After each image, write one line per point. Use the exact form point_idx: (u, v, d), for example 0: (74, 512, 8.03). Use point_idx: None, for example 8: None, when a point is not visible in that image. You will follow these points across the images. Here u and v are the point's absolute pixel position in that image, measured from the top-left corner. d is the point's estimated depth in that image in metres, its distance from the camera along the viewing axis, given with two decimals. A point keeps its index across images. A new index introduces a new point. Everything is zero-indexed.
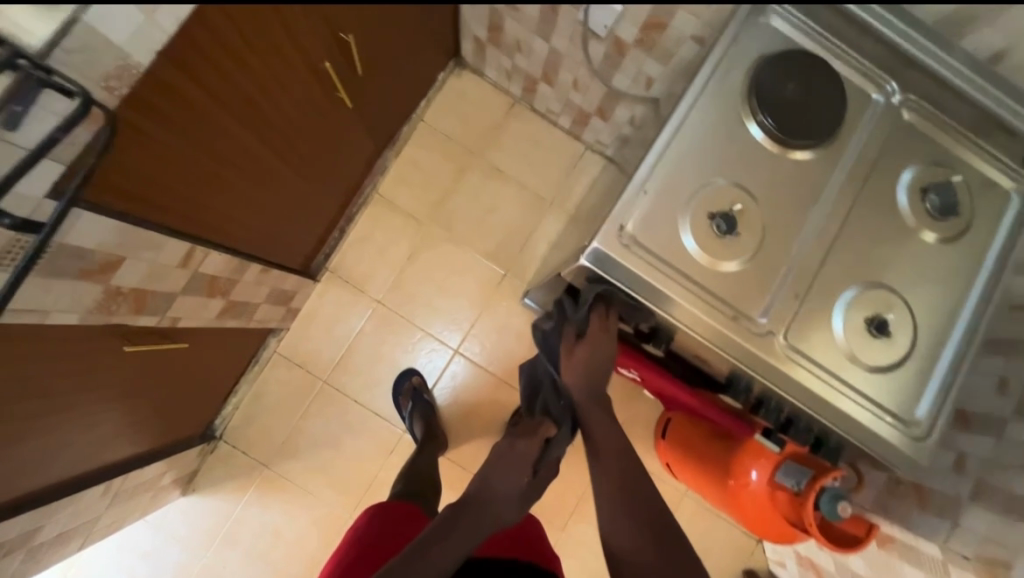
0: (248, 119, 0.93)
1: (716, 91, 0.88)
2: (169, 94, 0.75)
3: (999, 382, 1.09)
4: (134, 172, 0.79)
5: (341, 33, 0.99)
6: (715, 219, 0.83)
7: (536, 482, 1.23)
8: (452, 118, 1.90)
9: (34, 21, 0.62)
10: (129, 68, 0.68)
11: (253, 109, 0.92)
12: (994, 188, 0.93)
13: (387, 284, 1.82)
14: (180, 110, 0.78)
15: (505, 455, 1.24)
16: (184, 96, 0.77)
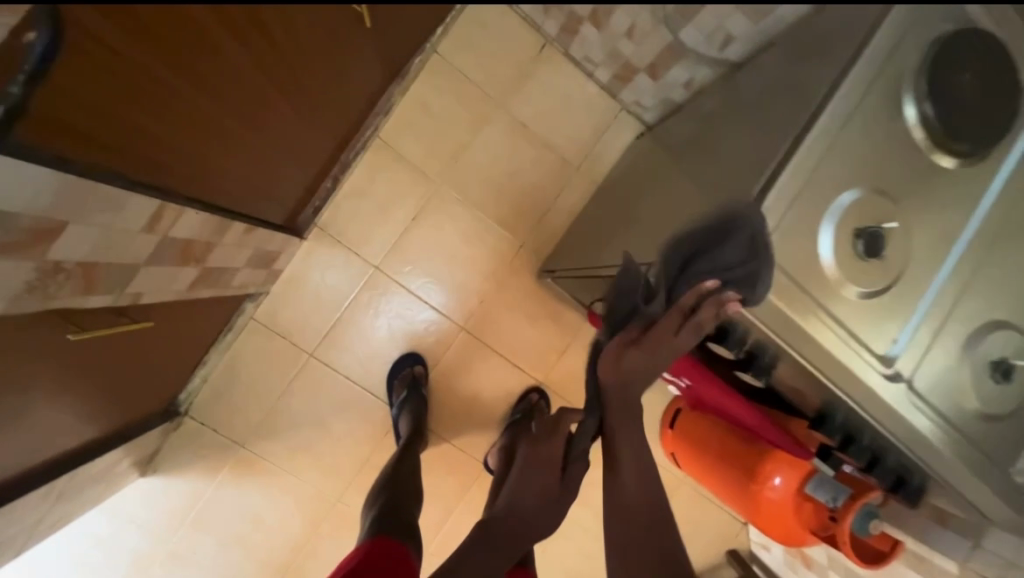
0: (276, 59, 0.67)
1: (880, 72, 0.69)
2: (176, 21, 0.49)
3: None
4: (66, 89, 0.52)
5: None
6: (860, 237, 0.69)
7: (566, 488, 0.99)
8: (471, 55, 1.59)
9: None
10: None
11: (289, 51, 0.66)
12: None
13: (386, 248, 1.58)
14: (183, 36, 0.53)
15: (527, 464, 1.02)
16: (197, 25, 0.51)
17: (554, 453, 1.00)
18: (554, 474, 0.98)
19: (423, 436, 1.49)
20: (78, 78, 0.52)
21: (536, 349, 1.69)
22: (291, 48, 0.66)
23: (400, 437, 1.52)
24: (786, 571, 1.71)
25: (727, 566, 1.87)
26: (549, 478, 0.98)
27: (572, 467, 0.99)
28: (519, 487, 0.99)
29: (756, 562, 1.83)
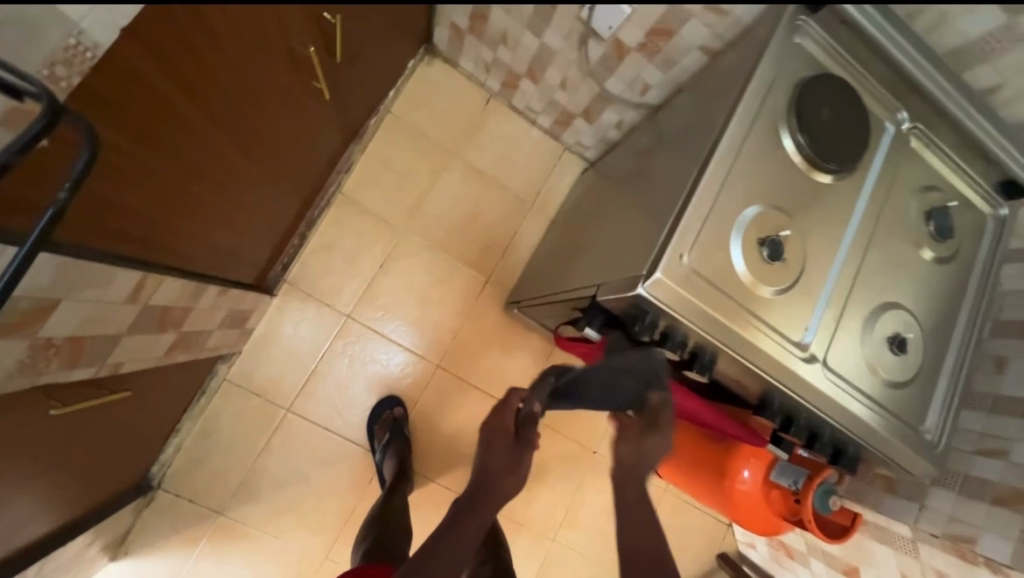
0: (223, 115, 0.78)
1: (760, 108, 0.85)
2: (135, 91, 0.61)
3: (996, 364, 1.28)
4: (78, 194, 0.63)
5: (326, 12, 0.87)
6: (764, 245, 0.82)
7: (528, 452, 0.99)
8: (423, 112, 1.73)
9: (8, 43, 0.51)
10: (82, 49, 0.53)
11: (228, 100, 0.77)
12: (973, 210, 1.01)
13: (357, 296, 1.63)
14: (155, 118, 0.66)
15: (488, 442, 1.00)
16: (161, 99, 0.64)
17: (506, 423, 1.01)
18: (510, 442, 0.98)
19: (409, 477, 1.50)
20: (104, 177, 0.64)
21: (512, 378, 1.75)
22: (230, 98, 0.78)
23: (385, 481, 1.52)
24: (772, 566, 1.78)
25: (719, 571, 1.91)
26: (504, 448, 0.98)
27: (527, 430, 1.01)
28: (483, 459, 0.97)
29: (745, 562, 1.89)
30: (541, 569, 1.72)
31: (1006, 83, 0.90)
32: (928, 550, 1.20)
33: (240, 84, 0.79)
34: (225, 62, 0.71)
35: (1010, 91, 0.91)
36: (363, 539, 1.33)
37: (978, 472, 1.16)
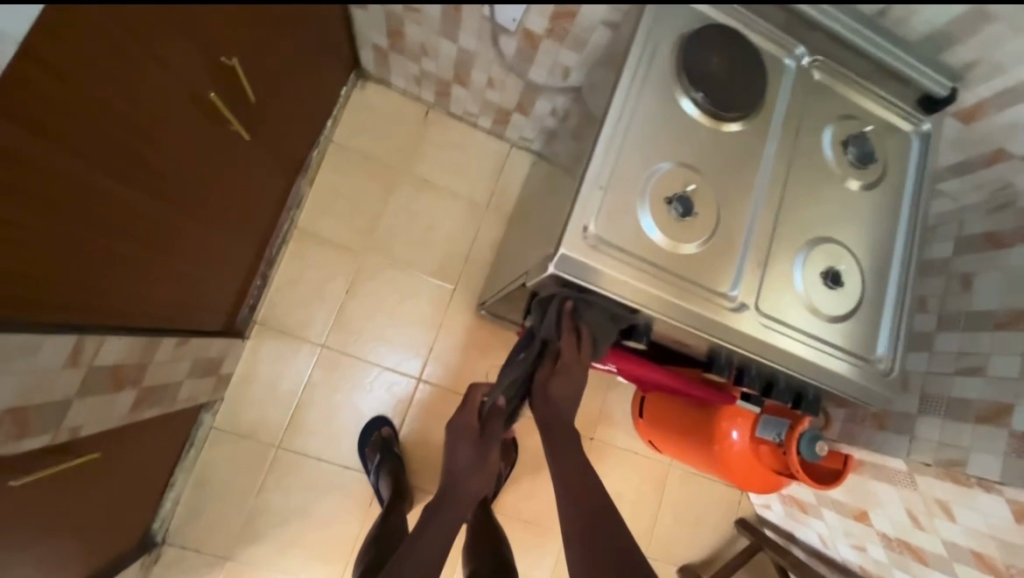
0: (128, 173, 0.82)
1: (649, 70, 0.85)
2: (17, 162, 0.64)
3: (965, 280, 1.26)
4: None
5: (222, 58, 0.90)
6: (672, 202, 0.82)
7: (489, 442, 1.10)
8: (365, 135, 1.76)
9: None
10: None
11: (129, 158, 0.81)
12: (895, 132, 1.00)
13: (329, 325, 1.66)
14: (45, 183, 0.69)
15: (452, 441, 1.10)
16: (45, 165, 0.68)
17: (470, 422, 1.10)
18: (474, 440, 1.09)
19: (406, 494, 1.51)
20: (6, 247, 0.69)
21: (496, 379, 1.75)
22: (133, 156, 0.81)
23: (384, 501, 1.53)
24: (791, 524, 1.74)
25: (741, 537, 1.88)
26: (469, 446, 1.09)
27: (491, 425, 1.11)
28: (450, 457, 1.09)
29: (766, 524, 1.85)
30: (556, 564, 1.72)
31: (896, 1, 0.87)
32: (926, 481, 1.16)
33: (146, 142, 0.83)
34: (114, 124, 0.75)
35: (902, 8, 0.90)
36: (360, 562, 1.34)
37: (960, 393, 1.14)
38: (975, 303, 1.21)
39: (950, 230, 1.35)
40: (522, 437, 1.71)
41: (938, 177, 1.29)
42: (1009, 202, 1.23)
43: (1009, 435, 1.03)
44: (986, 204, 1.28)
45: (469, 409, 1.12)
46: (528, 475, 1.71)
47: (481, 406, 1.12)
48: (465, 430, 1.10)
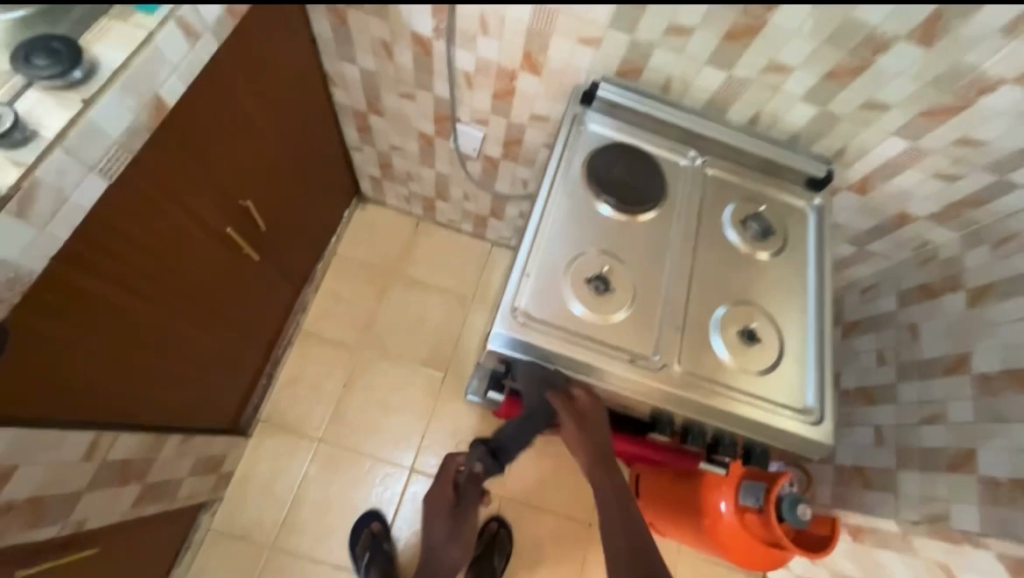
0: (154, 293, 1.02)
1: (565, 181, 1.07)
2: (74, 293, 0.84)
3: (911, 330, 1.33)
4: (32, 377, 0.84)
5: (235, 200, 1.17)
6: (592, 281, 0.98)
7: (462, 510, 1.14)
8: (364, 247, 2.04)
9: (28, 259, 0.74)
10: (21, 278, 0.75)
11: (158, 282, 1.02)
12: (793, 210, 1.16)
13: (327, 419, 1.76)
14: (94, 307, 0.89)
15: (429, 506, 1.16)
16: (96, 292, 0.88)
17: (445, 493, 1.12)
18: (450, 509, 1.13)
19: None
20: (55, 360, 0.86)
21: None
22: (158, 279, 1.02)
23: None
24: None
25: None
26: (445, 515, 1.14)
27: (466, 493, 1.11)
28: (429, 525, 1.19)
29: None
30: None
31: (760, 111, 1.13)
32: (922, 542, 1.14)
33: (173, 268, 1.05)
34: (147, 256, 0.96)
35: (766, 118, 1.14)
36: None
37: (929, 443, 1.15)
38: (924, 351, 1.26)
39: (891, 285, 1.44)
40: (516, 526, 1.68)
41: (864, 240, 1.43)
42: (934, 255, 1.32)
43: (977, 481, 1.03)
44: (915, 259, 1.37)
45: (445, 479, 1.11)
46: (525, 569, 1.64)
47: (456, 476, 1.10)
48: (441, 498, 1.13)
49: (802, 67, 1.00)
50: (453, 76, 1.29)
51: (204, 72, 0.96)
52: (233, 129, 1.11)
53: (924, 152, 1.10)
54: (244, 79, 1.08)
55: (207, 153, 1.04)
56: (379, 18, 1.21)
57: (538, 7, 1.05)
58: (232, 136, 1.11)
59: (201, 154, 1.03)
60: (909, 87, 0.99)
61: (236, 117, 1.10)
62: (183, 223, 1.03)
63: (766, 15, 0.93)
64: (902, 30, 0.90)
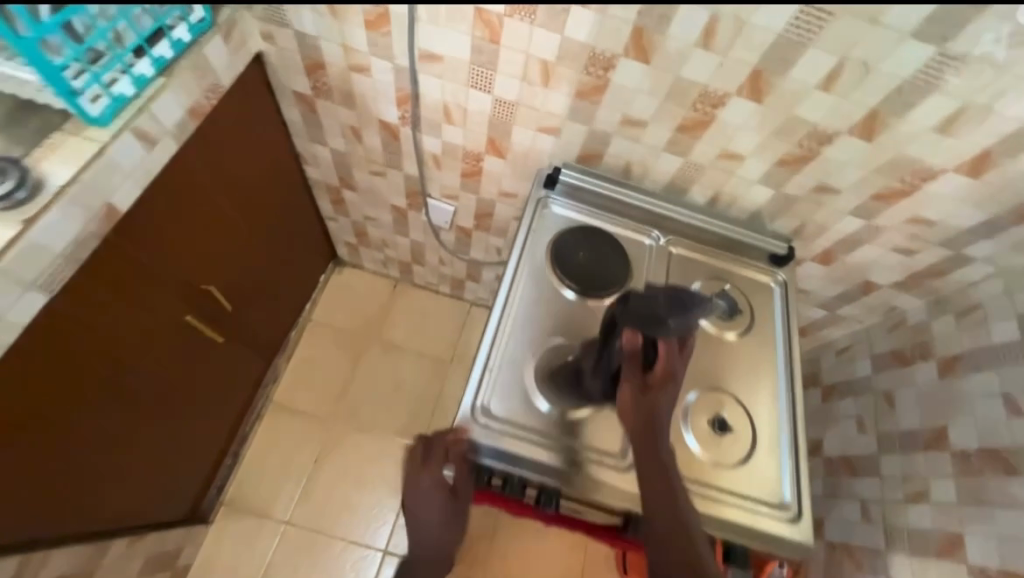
0: (105, 394, 0.98)
1: (529, 266, 1.07)
2: (13, 411, 0.81)
3: (887, 397, 1.31)
4: None
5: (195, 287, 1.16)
6: (556, 373, 0.96)
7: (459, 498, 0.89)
8: (340, 311, 2.01)
9: None
10: None
11: (110, 383, 0.99)
12: (758, 286, 1.17)
13: (294, 499, 1.67)
14: (36, 422, 0.85)
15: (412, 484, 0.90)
16: (38, 406, 0.85)
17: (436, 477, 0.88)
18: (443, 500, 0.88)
19: None
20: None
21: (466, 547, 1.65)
22: (111, 379, 0.98)
23: None
24: None
25: None
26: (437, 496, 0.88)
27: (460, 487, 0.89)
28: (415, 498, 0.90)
29: None
30: None
31: (719, 192, 1.15)
32: None
33: (127, 366, 1.02)
34: (98, 362, 0.94)
35: (725, 198, 1.17)
36: None
37: (916, 523, 1.12)
38: (903, 422, 1.24)
39: (864, 348, 1.44)
40: None
41: (835, 304, 1.44)
42: (902, 320, 1.35)
43: (967, 569, 1.00)
44: (886, 323, 1.40)
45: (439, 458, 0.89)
46: None
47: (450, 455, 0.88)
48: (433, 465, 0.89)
49: (751, 155, 1.04)
50: (421, 158, 1.31)
51: (161, 177, 0.97)
52: (196, 223, 1.11)
53: (881, 229, 1.13)
54: (206, 174, 1.09)
55: (166, 251, 1.04)
56: (346, 107, 1.23)
57: (499, 101, 1.08)
58: (194, 229, 1.11)
59: (160, 253, 1.02)
60: (856, 173, 1.00)
61: (198, 210, 1.10)
62: (138, 323, 1.01)
63: (713, 111, 0.96)
64: (843, 126, 0.92)
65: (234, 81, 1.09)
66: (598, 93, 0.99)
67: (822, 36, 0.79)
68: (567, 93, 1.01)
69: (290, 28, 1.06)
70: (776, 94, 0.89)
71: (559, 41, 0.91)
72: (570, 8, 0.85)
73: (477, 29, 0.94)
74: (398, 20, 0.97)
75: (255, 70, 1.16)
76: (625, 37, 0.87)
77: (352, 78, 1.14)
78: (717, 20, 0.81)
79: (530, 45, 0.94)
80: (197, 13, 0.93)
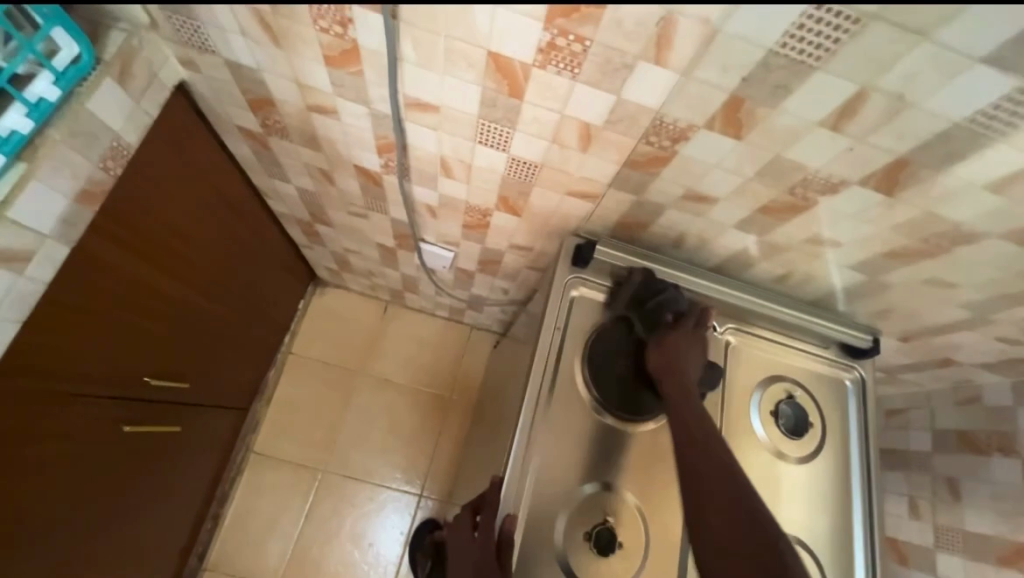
0: (27, 545, 0.82)
1: (553, 385, 0.85)
2: None
3: (951, 485, 1.15)
4: None
5: (127, 387, 0.97)
6: (592, 537, 0.79)
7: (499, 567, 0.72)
8: (323, 342, 1.78)
9: None
10: None
11: (30, 533, 0.83)
12: (826, 383, 0.98)
13: (286, 560, 1.55)
14: None
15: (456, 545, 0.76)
16: None
17: (479, 543, 0.74)
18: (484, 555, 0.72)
19: None
20: None
21: None
22: (29, 528, 0.82)
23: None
24: None
25: None
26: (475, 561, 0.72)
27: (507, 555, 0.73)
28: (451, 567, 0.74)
29: None
30: None
31: (793, 271, 0.91)
32: None
33: (48, 504, 0.85)
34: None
35: (799, 277, 0.92)
36: None
37: None
38: (970, 522, 1.10)
39: (923, 417, 1.26)
40: None
41: (899, 370, 1.24)
42: (975, 397, 1.15)
43: None
44: (953, 394, 1.20)
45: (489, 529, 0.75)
46: None
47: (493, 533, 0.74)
48: (481, 536, 0.75)
49: (850, 244, 0.78)
50: (411, 208, 1.03)
51: (38, 305, 0.73)
52: (108, 328, 0.87)
53: (992, 322, 0.90)
54: (113, 271, 0.84)
55: (60, 381, 0.81)
56: (309, 148, 0.93)
57: (516, 160, 0.79)
58: (107, 337, 0.88)
59: (51, 388, 0.80)
60: (988, 273, 0.76)
61: (107, 313, 0.86)
62: (40, 473, 0.81)
63: (816, 198, 0.70)
64: (998, 229, 0.66)
65: (146, 145, 0.80)
66: (656, 165, 0.71)
67: (1016, 130, 0.52)
68: (611, 159, 0.73)
69: (218, 55, 0.74)
70: (915, 189, 0.63)
71: (612, 102, 0.62)
72: (634, 63, 0.56)
73: (489, 78, 0.64)
74: (373, 60, 0.66)
75: (179, 106, 0.85)
76: (712, 106, 0.59)
77: (313, 119, 0.84)
78: (865, 96, 0.53)
79: (566, 105, 0.65)
80: (65, 52, 0.63)
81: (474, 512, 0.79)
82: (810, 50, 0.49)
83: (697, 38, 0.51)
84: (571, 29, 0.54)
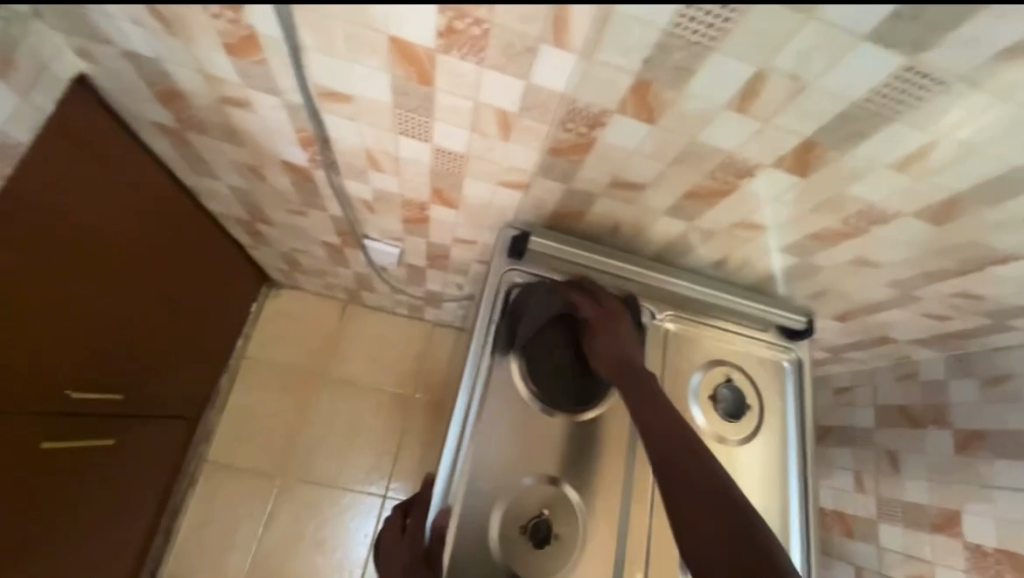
0: None
1: (489, 379, 0.84)
2: None
3: (891, 458, 1.19)
4: None
5: (44, 403, 0.91)
6: (528, 530, 0.79)
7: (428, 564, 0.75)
8: (278, 344, 1.73)
9: None
10: None
11: None
12: (765, 365, 1.00)
13: (243, 569, 1.51)
14: None
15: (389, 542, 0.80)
16: None
17: (408, 543, 0.77)
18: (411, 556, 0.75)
19: None
20: None
21: None
22: None
23: None
24: None
25: None
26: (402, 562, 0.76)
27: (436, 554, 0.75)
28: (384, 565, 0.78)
29: None
30: None
31: (729, 256, 0.91)
32: None
33: None
34: None
35: (735, 262, 0.93)
36: None
37: None
38: (908, 492, 1.14)
39: (867, 394, 1.29)
40: None
41: (844, 350, 1.27)
42: (913, 372, 1.19)
43: None
44: (894, 371, 1.24)
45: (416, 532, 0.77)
46: None
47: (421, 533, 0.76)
48: (409, 536, 0.77)
49: (778, 227, 0.79)
50: (346, 203, 0.99)
51: None
52: (14, 340, 0.82)
53: (919, 300, 0.92)
54: (11, 277, 0.78)
55: None
56: (231, 143, 0.89)
57: (441, 150, 0.77)
58: (10, 349, 0.82)
59: None
60: (907, 251, 0.77)
61: (6, 321, 0.79)
62: None
63: (737, 181, 0.70)
64: (909, 209, 0.68)
65: (34, 140, 0.75)
66: (579, 152, 0.70)
67: (908, 111, 0.53)
68: (534, 147, 0.71)
69: (113, 45, 0.70)
70: (826, 170, 0.64)
71: (523, 87, 0.61)
72: (536, 46, 0.54)
73: (396, 66, 0.62)
74: (274, 47, 0.63)
75: (80, 100, 0.80)
76: (621, 90, 0.58)
77: (228, 112, 0.79)
78: (764, 77, 0.53)
79: (479, 92, 0.63)
80: None
81: (405, 513, 0.82)
82: (704, 29, 0.49)
83: (594, 18, 0.50)
84: (467, 12, 0.52)
